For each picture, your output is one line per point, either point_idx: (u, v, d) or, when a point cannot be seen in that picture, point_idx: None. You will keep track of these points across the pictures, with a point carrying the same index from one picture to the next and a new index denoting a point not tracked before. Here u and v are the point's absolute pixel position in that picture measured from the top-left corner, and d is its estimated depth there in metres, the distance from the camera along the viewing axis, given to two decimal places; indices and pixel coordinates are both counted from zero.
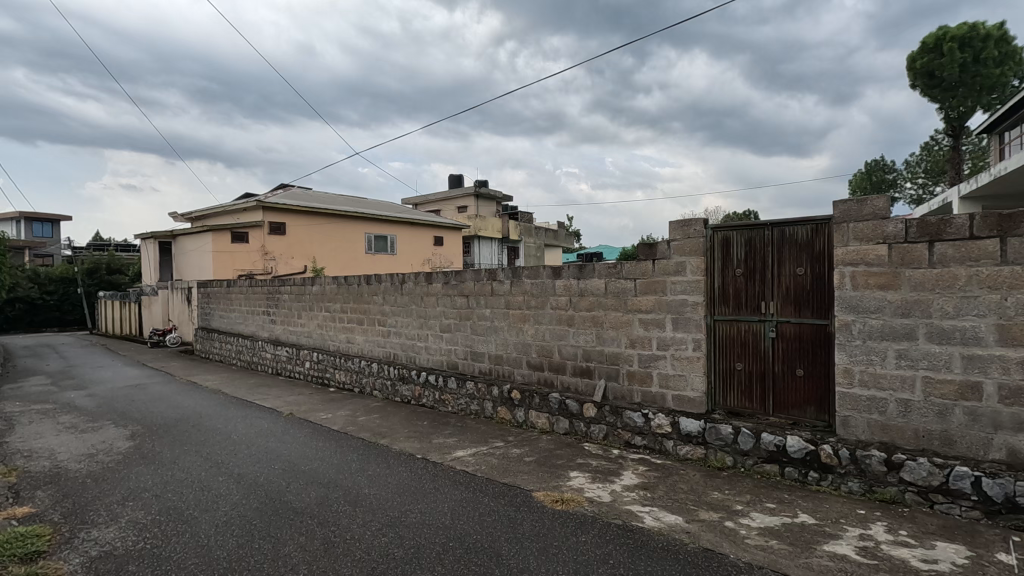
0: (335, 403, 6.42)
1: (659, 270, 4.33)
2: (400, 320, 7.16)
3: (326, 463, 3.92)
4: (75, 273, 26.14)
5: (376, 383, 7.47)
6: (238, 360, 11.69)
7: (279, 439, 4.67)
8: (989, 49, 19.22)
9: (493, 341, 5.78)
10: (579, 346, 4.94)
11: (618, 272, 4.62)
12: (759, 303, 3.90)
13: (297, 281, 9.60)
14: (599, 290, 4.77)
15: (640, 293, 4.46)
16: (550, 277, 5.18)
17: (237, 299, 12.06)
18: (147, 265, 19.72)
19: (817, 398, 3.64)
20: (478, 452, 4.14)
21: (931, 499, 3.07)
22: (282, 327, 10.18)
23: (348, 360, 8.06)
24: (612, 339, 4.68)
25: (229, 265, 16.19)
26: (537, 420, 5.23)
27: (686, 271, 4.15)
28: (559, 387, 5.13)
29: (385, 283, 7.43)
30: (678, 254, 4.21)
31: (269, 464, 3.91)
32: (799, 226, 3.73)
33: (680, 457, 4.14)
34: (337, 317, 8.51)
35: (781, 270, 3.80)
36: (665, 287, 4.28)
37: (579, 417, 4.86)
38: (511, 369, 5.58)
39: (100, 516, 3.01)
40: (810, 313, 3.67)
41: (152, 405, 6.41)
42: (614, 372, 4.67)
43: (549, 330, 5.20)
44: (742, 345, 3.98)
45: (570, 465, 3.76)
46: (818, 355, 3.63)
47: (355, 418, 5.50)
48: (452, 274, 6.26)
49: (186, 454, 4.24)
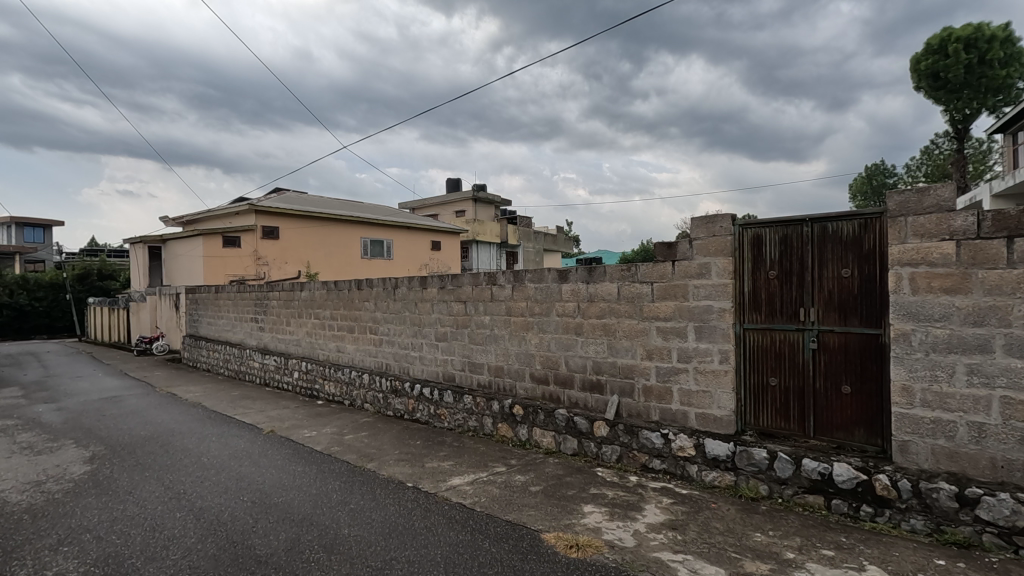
0: (322, 418, 5.92)
1: (679, 273, 3.87)
2: (392, 328, 6.67)
3: (303, 494, 3.42)
4: (65, 279, 25.54)
5: (367, 396, 6.98)
6: (226, 369, 11.19)
7: (255, 463, 4.16)
8: (994, 50, 18.77)
9: (493, 351, 5.30)
10: (588, 357, 4.46)
11: (632, 275, 4.15)
12: (797, 310, 3.42)
13: (286, 286, 9.12)
14: (611, 295, 4.30)
15: (657, 299, 3.99)
16: (555, 281, 4.71)
17: (225, 305, 11.56)
18: (136, 271, 19.20)
19: (867, 420, 3.15)
20: (477, 480, 3.64)
21: (1015, 543, 2.59)
22: (270, 335, 9.67)
23: (338, 371, 7.56)
24: (626, 350, 4.20)
25: (220, 271, 15.65)
26: (542, 439, 4.75)
27: (711, 274, 3.69)
28: (566, 402, 4.65)
29: (377, 288, 6.95)
30: (702, 254, 3.75)
31: (238, 496, 3.40)
32: (844, 221, 3.25)
33: (705, 484, 3.66)
34: (327, 324, 8.03)
35: (822, 272, 3.32)
36: (687, 292, 3.81)
37: (588, 436, 4.38)
38: (513, 383, 5.10)
39: (22, 569, 2.50)
40: (859, 321, 3.19)
41: (122, 421, 5.90)
42: (628, 387, 4.19)
43: (555, 339, 4.72)
44: (776, 358, 3.50)
45: (582, 497, 3.27)
46: (868, 370, 3.15)
47: (342, 436, 5.00)
48: (448, 278, 5.78)
49: (146, 483, 3.73)
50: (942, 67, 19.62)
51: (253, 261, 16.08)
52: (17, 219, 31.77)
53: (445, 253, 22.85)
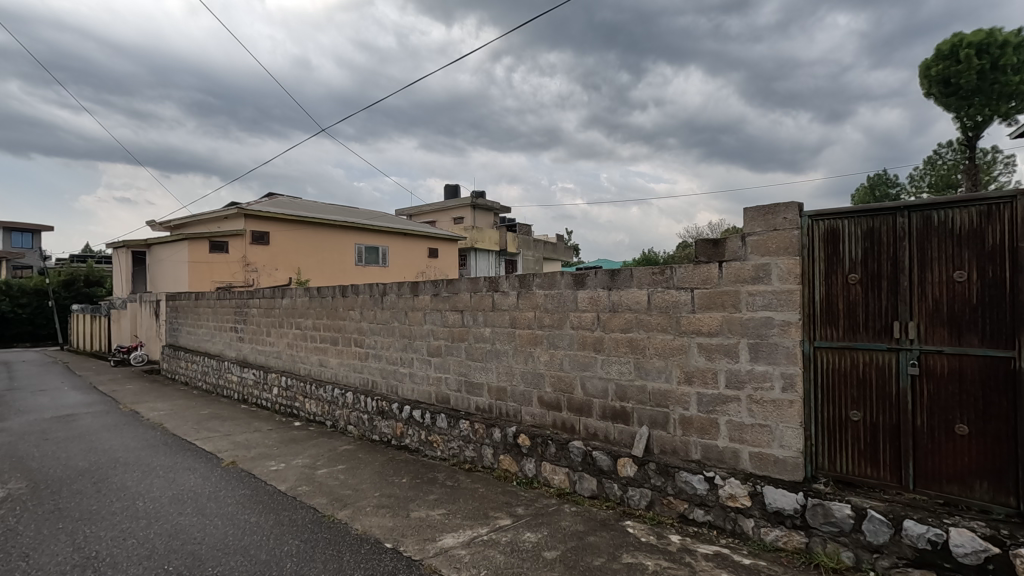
0: (296, 445, 5.12)
1: (728, 277, 3.12)
2: (380, 341, 5.89)
3: (246, 563, 2.61)
4: (48, 286, 24.64)
5: (350, 417, 6.18)
6: (204, 383, 10.38)
7: (199, 511, 3.34)
8: (1009, 54, 15.40)
9: (494, 369, 4.53)
10: (610, 380, 3.70)
11: (666, 281, 3.41)
12: (889, 324, 2.66)
13: (266, 294, 8.32)
14: (638, 304, 3.54)
15: (698, 309, 3.25)
16: (569, 287, 3.94)
17: (204, 313, 10.76)
18: (119, 277, 18.39)
19: (993, 471, 2.38)
20: (474, 540, 2.84)
21: None
22: (250, 346, 8.89)
23: (319, 388, 6.77)
24: (658, 372, 3.44)
25: (205, 276, 14.87)
26: (552, 476, 3.98)
27: (772, 278, 2.94)
28: (582, 433, 3.87)
29: (363, 295, 6.17)
30: (758, 254, 3.00)
31: (160, 565, 2.60)
32: (956, 209, 2.48)
33: (766, 545, 2.89)
34: (309, 335, 7.24)
35: (924, 275, 2.56)
36: (739, 301, 3.07)
37: (611, 476, 3.61)
38: (518, 408, 4.32)
39: None
40: (978, 340, 2.43)
41: (60, 449, 5.07)
42: (660, 418, 3.43)
43: (568, 357, 3.96)
44: (860, 385, 2.73)
45: (614, 570, 2.49)
46: (994, 405, 2.39)
47: (313, 470, 4.19)
48: (442, 284, 5.01)
49: (52, 541, 2.93)
50: (951, 75, 16.58)
51: (241, 267, 15.31)
52: (7, 225, 30.97)
53: (443, 260, 22.11)
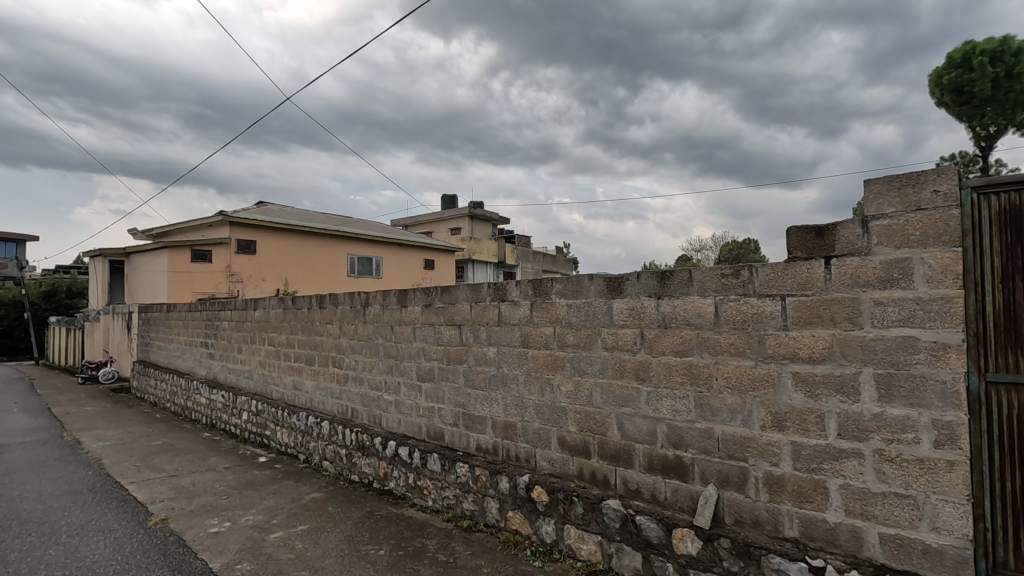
0: (253, 491, 4.12)
1: (840, 279, 2.18)
2: (361, 361, 4.92)
3: None
4: (26, 296, 23.41)
5: (326, 451, 5.19)
6: (172, 405, 9.33)
7: None
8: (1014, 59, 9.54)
9: (499, 399, 3.58)
10: (657, 420, 2.75)
11: (744, 287, 2.47)
12: None
13: (238, 304, 7.35)
14: (702, 318, 2.59)
15: (793, 326, 2.30)
16: (601, 296, 3.00)
17: (175, 327, 9.74)
18: (95, 288, 17.29)
19: None
20: None
21: None
22: (220, 364, 7.90)
23: (292, 415, 5.78)
24: (732, 413, 2.49)
25: (187, 287, 13.69)
26: (579, 545, 3.01)
27: (917, 280, 2.01)
28: (619, 489, 2.91)
29: (342, 306, 5.21)
30: (889, 246, 2.08)
31: None
32: None
33: None
34: (283, 352, 6.25)
35: None
36: (859, 315, 2.14)
37: (664, 553, 2.65)
38: (532, 451, 3.36)
39: None
40: None
41: None
42: (735, 475, 2.47)
43: (600, 387, 3.01)
44: None
45: None
46: None
47: (265, 535, 3.19)
48: (436, 292, 4.06)
49: None
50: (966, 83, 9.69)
51: (224, 278, 14.31)
52: None
53: (439, 271, 21.20)
